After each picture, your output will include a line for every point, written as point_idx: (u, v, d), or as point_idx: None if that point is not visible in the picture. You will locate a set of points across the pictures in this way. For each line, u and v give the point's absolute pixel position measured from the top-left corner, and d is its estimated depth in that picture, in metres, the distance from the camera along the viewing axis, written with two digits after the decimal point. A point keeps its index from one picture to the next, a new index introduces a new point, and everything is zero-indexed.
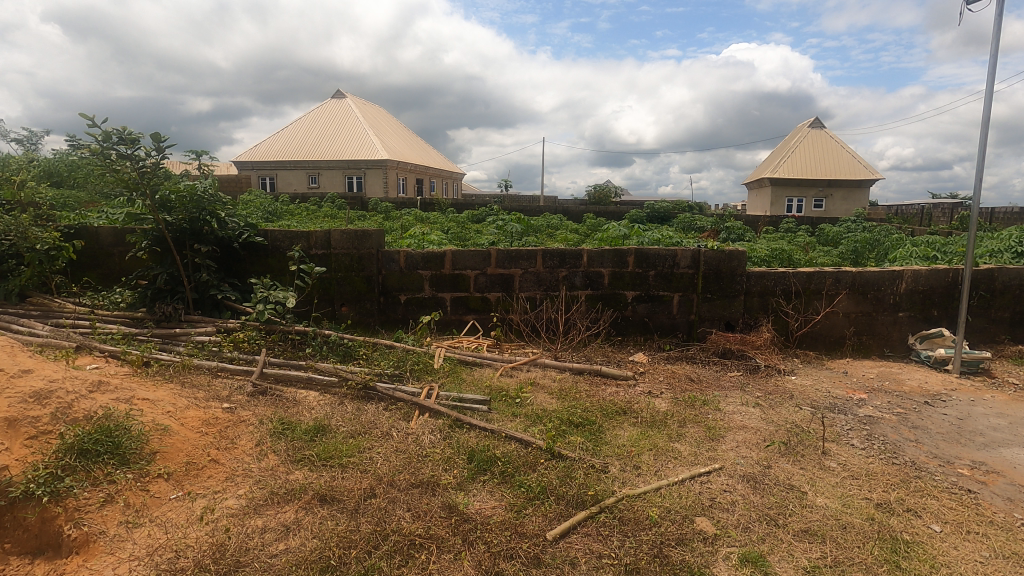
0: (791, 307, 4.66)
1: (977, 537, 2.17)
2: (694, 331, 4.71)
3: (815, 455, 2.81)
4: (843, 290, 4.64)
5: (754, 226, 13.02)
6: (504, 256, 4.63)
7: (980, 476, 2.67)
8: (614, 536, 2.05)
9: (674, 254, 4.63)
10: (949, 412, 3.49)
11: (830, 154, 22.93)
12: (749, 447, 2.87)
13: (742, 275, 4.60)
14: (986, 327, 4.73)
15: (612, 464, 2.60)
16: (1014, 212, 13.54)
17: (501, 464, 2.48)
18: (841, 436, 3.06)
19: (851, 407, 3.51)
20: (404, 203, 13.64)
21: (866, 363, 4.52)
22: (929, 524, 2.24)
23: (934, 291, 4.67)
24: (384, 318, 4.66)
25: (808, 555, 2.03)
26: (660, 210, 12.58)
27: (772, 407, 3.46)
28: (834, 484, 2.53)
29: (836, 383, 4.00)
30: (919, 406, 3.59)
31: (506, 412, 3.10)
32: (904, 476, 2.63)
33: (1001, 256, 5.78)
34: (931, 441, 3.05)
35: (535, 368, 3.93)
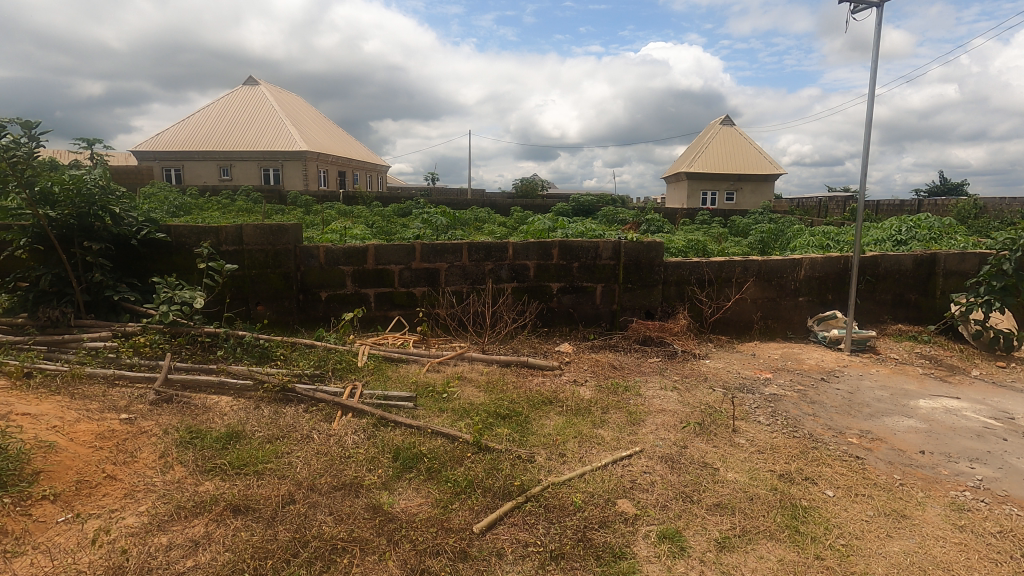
0: (705, 295, 4.92)
1: (863, 498, 2.39)
2: (617, 320, 4.87)
3: (726, 433, 2.99)
4: (750, 278, 4.96)
5: (672, 218, 13.65)
6: (429, 250, 4.56)
7: (865, 444, 2.95)
8: (539, 524, 2.09)
9: (595, 246, 4.75)
10: (842, 387, 3.84)
11: (740, 150, 24.39)
12: (667, 429, 3.01)
13: (660, 266, 4.81)
14: (871, 308, 5.22)
15: (538, 453, 2.64)
16: (895, 206, 15.08)
17: (426, 461, 2.45)
18: (749, 414, 3.28)
19: (758, 387, 3.78)
20: (326, 196, 13.12)
21: (771, 345, 4.87)
22: (824, 490, 2.45)
23: (828, 277, 5.09)
24: (304, 316, 4.47)
25: (719, 527, 2.16)
26: (585, 204, 12.89)
27: (688, 389, 3.65)
28: (743, 459, 2.70)
29: (745, 365, 4.28)
30: (816, 382, 3.91)
31: (433, 408, 3.07)
32: (803, 448, 2.85)
33: (884, 245, 6.40)
34: (826, 414, 3.34)
35: (462, 362, 3.92)
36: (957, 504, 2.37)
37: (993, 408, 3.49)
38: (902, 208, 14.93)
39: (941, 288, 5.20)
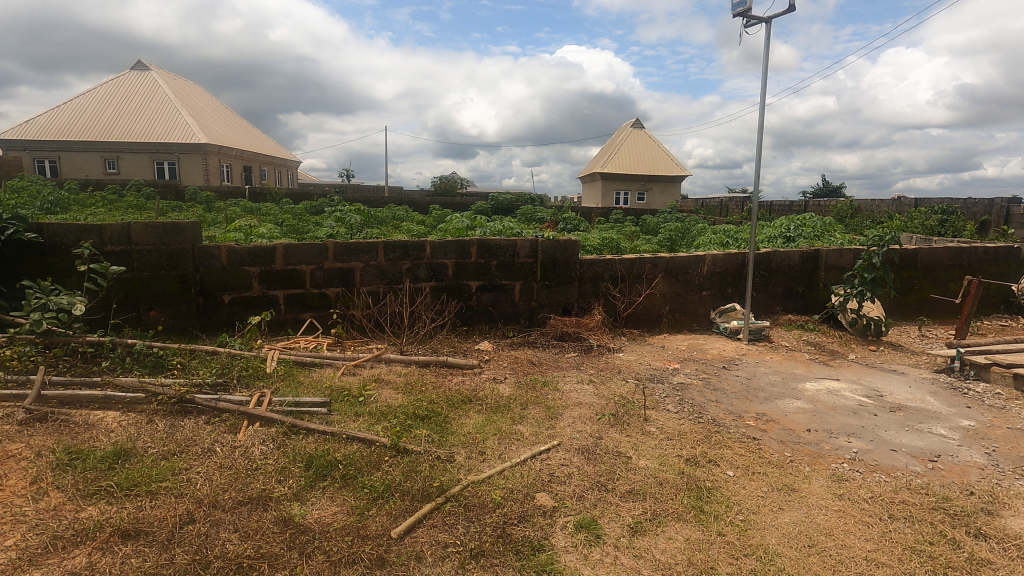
0: (618, 291, 5.13)
1: (759, 476, 2.60)
2: (535, 317, 4.95)
3: (638, 422, 3.13)
4: (659, 274, 5.22)
5: (588, 217, 14.09)
6: (342, 249, 4.40)
7: (761, 426, 3.20)
8: (459, 524, 2.08)
9: (513, 244, 4.80)
10: (740, 373, 4.14)
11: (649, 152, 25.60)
12: (583, 422, 3.10)
13: (576, 263, 4.94)
14: (765, 301, 5.68)
15: (458, 453, 2.63)
16: (786, 206, 16.48)
17: (342, 467, 2.37)
18: (659, 403, 3.45)
19: (667, 377, 3.99)
20: (230, 193, 12.31)
21: (679, 337, 5.16)
22: (725, 471, 2.63)
23: (728, 272, 5.47)
24: (205, 321, 4.17)
25: (632, 512, 2.26)
26: (504, 202, 13.00)
27: (602, 382, 3.79)
28: (654, 446, 2.84)
29: (655, 356, 4.51)
30: (718, 370, 4.19)
31: (348, 412, 2.97)
32: (707, 432, 3.05)
33: (776, 242, 6.97)
34: (727, 400, 3.58)
35: (379, 364, 3.82)
36: (837, 475, 2.63)
37: (866, 388, 3.90)
38: (792, 208, 16.35)
39: (823, 281, 5.75)
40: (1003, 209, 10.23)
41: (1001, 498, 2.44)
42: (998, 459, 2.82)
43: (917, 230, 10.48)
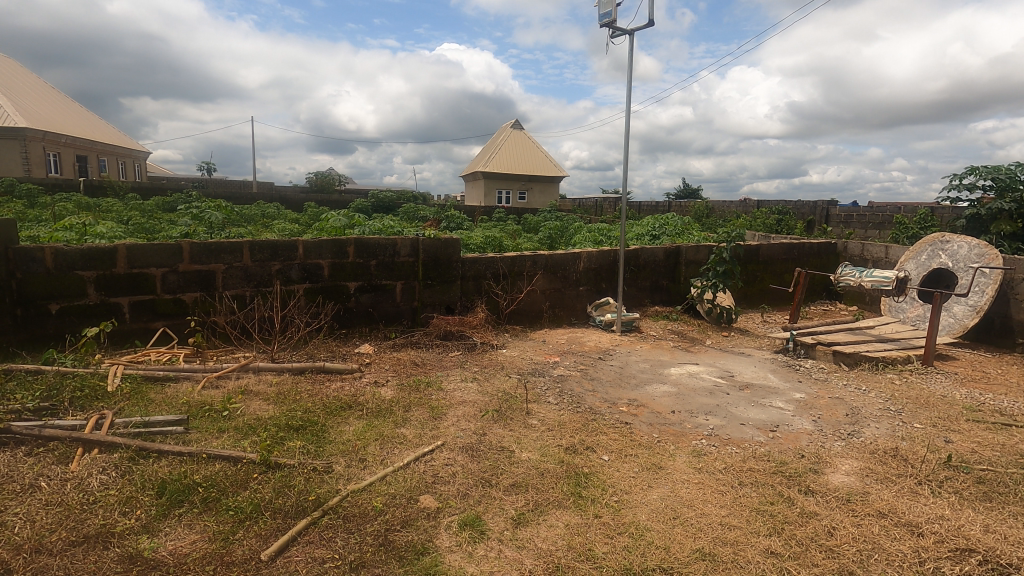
0: (500, 288, 5.22)
1: (631, 458, 2.78)
2: (418, 316, 4.88)
3: (520, 416, 3.21)
4: (539, 271, 5.40)
5: (471, 215, 14.19)
6: (200, 250, 3.99)
7: (632, 411, 3.43)
8: (338, 537, 1.98)
9: (393, 243, 4.68)
10: (614, 363, 4.41)
11: (529, 152, 26.35)
12: (467, 420, 3.11)
13: (458, 262, 4.94)
14: (635, 294, 6.11)
15: (337, 463, 2.51)
16: (653, 206, 17.87)
17: (202, 490, 2.15)
18: (541, 396, 3.57)
19: (548, 370, 4.14)
20: (59, 185, 10.64)
21: (559, 331, 5.37)
22: (601, 456, 2.78)
23: (602, 268, 5.80)
24: (26, 336, 3.57)
25: (515, 505, 2.31)
26: (385, 200, 12.66)
27: (486, 379, 3.83)
28: (535, 438, 2.93)
29: (537, 351, 4.65)
30: (595, 361, 4.43)
31: (210, 429, 2.71)
32: (585, 421, 3.21)
33: (644, 239, 7.51)
34: (603, 389, 3.80)
35: (246, 374, 3.52)
36: (697, 450, 2.90)
37: (720, 370, 4.35)
38: (658, 208, 17.77)
39: (684, 275, 6.31)
40: (824, 210, 11.93)
41: (824, 458, 2.85)
42: (822, 425, 3.29)
43: (760, 229, 11.89)
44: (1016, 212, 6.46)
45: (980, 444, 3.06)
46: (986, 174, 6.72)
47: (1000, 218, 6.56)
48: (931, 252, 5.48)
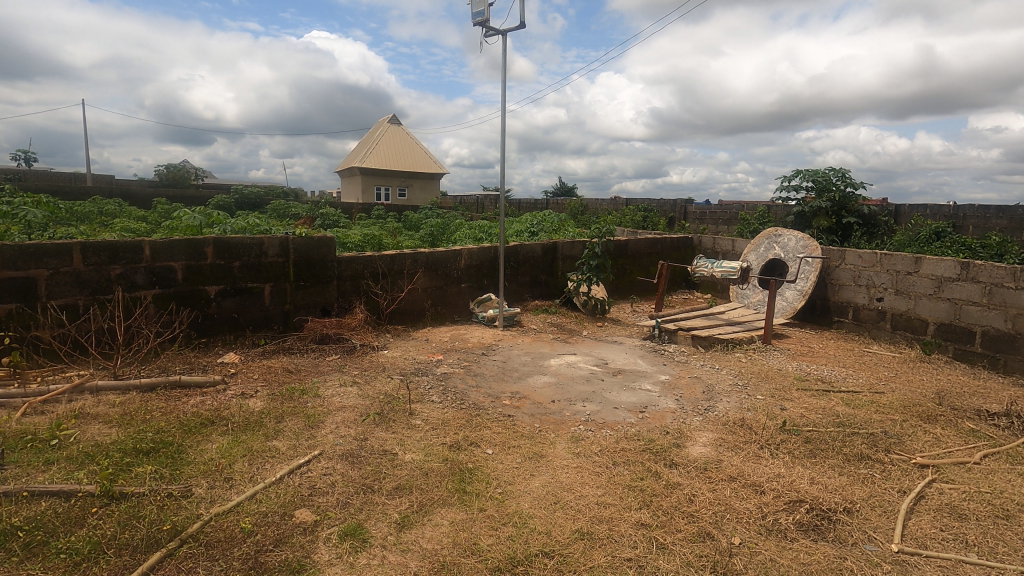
0: (379, 288, 5.06)
1: (514, 449, 2.85)
2: (290, 320, 4.58)
3: (403, 417, 3.15)
4: (420, 269, 5.33)
5: (348, 212, 13.64)
6: (14, 254, 3.40)
7: (515, 403, 3.52)
8: (200, 566, 1.80)
9: (259, 242, 4.35)
10: (497, 358, 4.49)
11: (408, 148, 25.87)
12: (347, 426, 2.99)
13: (333, 261, 4.72)
14: (516, 289, 6.26)
15: (197, 485, 2.28)
16: (531, 203, 18.45)
17: (23, 535, 1.84)
18: (424, 395, 3.53)
19: (431, 369, 4.10)
20: None
21: (442, 328, 5.34)
22: (485, 450, 2.82)
23: (483, 265, 5.86)
24: None
25: (399, 508, 2.26)
26: (251, 195, 11.73)
27: (367, 382, 3.70)
28: (419, 438, 2.90)
29: (420, 350, 4.59)
30: (478, 357, 4.47)
31: (35, 462, 2.32)
32: (468, 417, 3.23)
33: (523, 236, 7.72)
34: (486, 384, 3.85)
35: (82, 395, 3.07)
36: (575, 436, 3.04)
37: (596, 358, 4.60)
38: (536, 205, 18.38)
39: (561, 269, 6.58)
40: (682, 207, 13.13)
41: (686, 433, 3.14)
42: (684, 403, 3.62)
43: (628, 224, 12.79)
44: (831, 210, 7.59)
45: (807, 409, 3.56)
46: (808, 177, 7.80)
47: (819, 215, 7.66)
48: (767, 245, 6.24)
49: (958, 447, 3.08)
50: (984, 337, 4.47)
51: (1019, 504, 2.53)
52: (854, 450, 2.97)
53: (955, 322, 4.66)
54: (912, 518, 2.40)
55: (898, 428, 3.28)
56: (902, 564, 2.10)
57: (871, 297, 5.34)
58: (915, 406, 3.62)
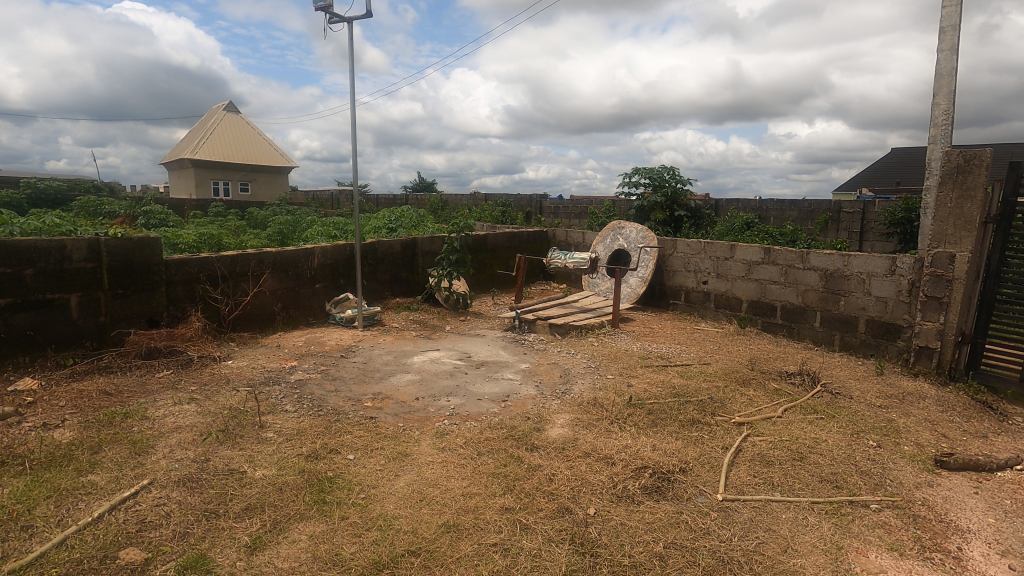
0: (219, 292, 4.60)
1: (377, 451, 2.78)
2: (108, 335, 3.98)
3: (252, 432, 2.90)
4: (266, 270, 4.94)
5: (179, 210, 12.13)
6: None
7: (377, 404, 3.42)
8: None
9: (60, 246, 3.71)
10: (357, 359, 4.32)
11: (250, 139, 23.71)
12: (184, 447, 2.68)
13: (159, 264, 4.18)
14: (375, 288, 6.08)
15: None
16: (390, 199, 17.98)
17: None
18: (276, 406, 3.28)
19: (284, 376, 3.82)
20: None
21: (295, 333, 5.00)
22: (346, 456, 2.71)
23: (339, 263, 5.59)
24: None
25: (249, 530, 2.09)
26: (49, 190, 9.91)
27: (207, 397, 3.34)
28: (271, 452, 2.69)
29: (270, 357, 4.25)
30: (336, 360, 4.27)
31: None
32: (327, 423, 3.07)
33: (381, 232, 7.50)
34: (345, 387, 3.69)
35: None
36: (440, 431, 3.05)
37: (459, 353, 4.64)
38: (395, 201, 17.96)
39: (421, 265, 6.52)
40: (538, 203, 13.72)
41: (545, 416, 3.31)
42: (543, 389, 3.81)
43: (488, 219, 13.04)
44: (665, 204, 8.44)
45: (649, 384, 3.95)
46: (645, 174, 8.60)
47: (656, 209, 8.48)
48: (612, 237, 6.77)
49: (765, 405, 3.64)
50: (783, 310, 5.31)
51: (809, 447, 3.05)
52: (687, 416, 3.36)
53: (762, 299, 5.47)
54: (732, 469, 2.78)
55: (722, 393, 3.78)
56: (725, 510, 2.43)
57: (698, 281, 6.06)
58: (733, 373, 4.19)
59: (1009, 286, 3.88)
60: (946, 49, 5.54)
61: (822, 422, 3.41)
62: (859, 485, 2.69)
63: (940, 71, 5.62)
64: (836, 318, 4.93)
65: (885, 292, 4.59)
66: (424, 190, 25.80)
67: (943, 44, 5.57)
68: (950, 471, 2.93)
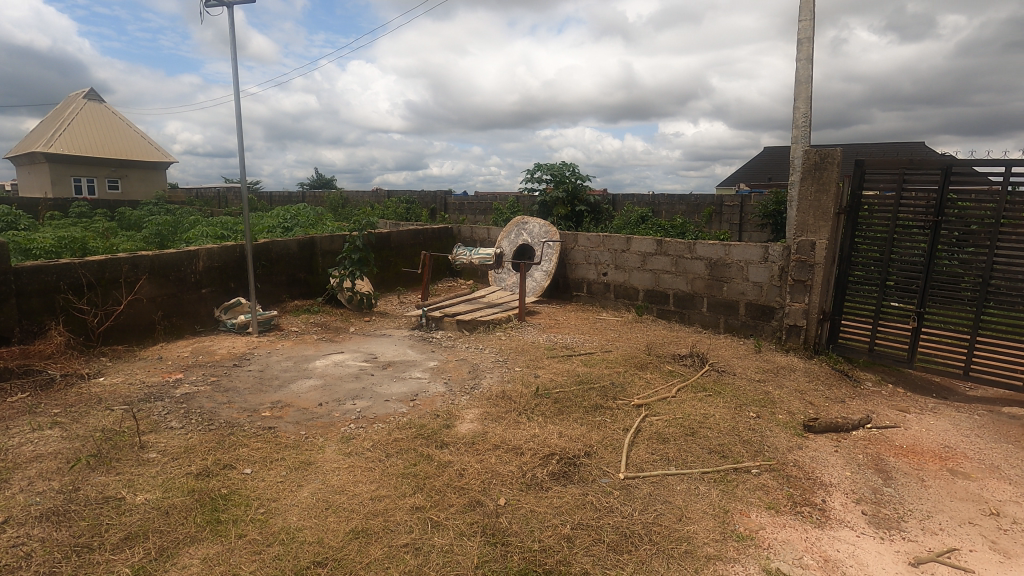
0: (85, 302, 4.13)
1: (277, 462, 2.63)
2: None
3: (131, 454, 2.64)
4: (142, 276, 4.50)
5: (32, 211, 10.68)
6: None
7: (276, 413, 3.24)
8: None
9: None
10: (252, 367, 4.06)
11: (117, 131, 21.35)
12: (47, 478, 2.39)
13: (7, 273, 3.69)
14: (270, 290, 5.74)
15: None
16: (284, 196, 17.01)
17: None
18: (159, 423, 3.01)
19: (167, 391, 3.51)
20: None
21: (180, 343, 4.60)
22: (242, 470, 2.55)
23: (228, 266, 5.21)
24: None
25: (130, 561, 1.92)
26: None
27: (75, 420, 2.99)
28: (154, 474, 2.47)
29: (151, 371, 3.88)
30: (228, 369, 3.98)
31: None
32: (219, 438, 2.86)
33: (275, 232, 7.08)
34: (240, 398, 3.45)
35: None
36: (345, 436, 2.95)
37: (364, 354, 4.51)
38: (291, 198, 17.02)
39: (321, 266, 6.24)
40: (442, 200, 13.63)
41: (454, 412, 3.31)
42: (452, 385, 3.80)
43: (391, 216, 12.75)
44: (566, 200, 8.72)
45: (555, 373, 4.08)
46: (547, 171, 8.82)
47: (558, 204, 8.74)
48: (517, 232, 6.89)
49: (661, 386, 3.90)
50: (675, 297, 5.70)
51: (699, 422, 3.31)
52: (590, 402, 3.51)
53: (657, 287, 5.83)
54: (632, 449, 2.95)
55: (622, 378, 3.99)
56: (627, 488, 2.58)
57: (599, 273, 6.33)
58: (632, 358, 4.44)
59: (859, 269, 4.35)
60: (803, 59, 6.21)
61: (710, 398, 3.72)
62: (742, 453, 2.96)
63: (799, 78, 6.29)
64: (720, 303, 5.37)
65: (760, 277, 5.06)
66: (322, 186, 24.64)
67: (800, 54, 6.22)
68: (816, 434, 3.31)
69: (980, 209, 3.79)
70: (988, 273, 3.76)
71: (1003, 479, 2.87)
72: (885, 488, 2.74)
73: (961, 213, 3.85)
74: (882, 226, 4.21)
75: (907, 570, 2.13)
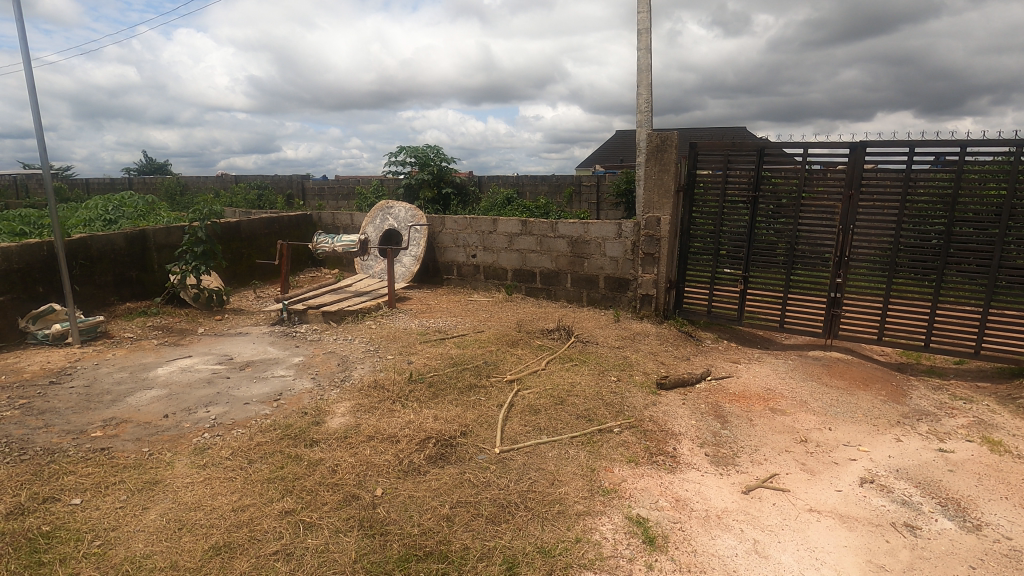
0: None
1: (113, 487, 2.32)
2: None
3: None
4: None
5: None
6: None
7: (110, 432, 2.84)
8: None
9: None
10: (76, 383, 3.51)
11: None
12: None
13: None
14: (92, 293, 4.97)
15: None
16: (107, 184, 14.79)
17: None
18: None
19: None
20: None
21: None
22: (69, 502, 2.22)
23: (33, 267, 4.41)
24: None
25: None
26: None
27: None
28: None
29: None
30: (44, 388, 3.40)
31: None
32: (35, 468, 2.45)
33: (95, 226, 6.11)
34: (61, 420, 2.97)
35: None
36: (199, 448, 2.68)
37: (217, 356, 4.12)
38: (114, 186, 14.84)
39: (157, 262, 5.53)
40: (299, 185, 12.76)
41: (324, 408, 3.16)
42: (320, 380, 3.63)
43: (242, 204, 11.70)
44: (432, 182, 8.62)
45: (429, 358, 4.07)
46: (410, 153, 8.64)
47: (424, 187, 8.61)
48: (381, 216, 6.70)
49: (531, 361, 4.07)
50: (541, 275, 5.94)
51: (567, 391, 3.52)
52: (465, 382, 3.57)
53: (524, 266, 6.03)
54: (507, 424, 3.05)
55: (495, 356, 4.09)
56: (503, 461, 2.67)
57: (468, 255, 6.37)
58: (504, 336, 4.57)
59: (697, 241, 4.88)
60: (643, 48, 6.71)
61: (576, 367, 3.97)
62: (606, 415, 3.21)
63: (640, 66, 6.80)
64: (582, 278, 5.70)
65: (616, 252, 5.46)
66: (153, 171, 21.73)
67: (641, 44, 6.72)
68: (667, 390, 3.69)
69: (787, 184, 4.42)
70: (795, 240, 4.42)
71: (810, 411, 3.44)
72: (722, 431, 3.15)
73: (774, 187, 4.45)
74: (714, 201, 4.74)
75: (740, 498, 2.48)
